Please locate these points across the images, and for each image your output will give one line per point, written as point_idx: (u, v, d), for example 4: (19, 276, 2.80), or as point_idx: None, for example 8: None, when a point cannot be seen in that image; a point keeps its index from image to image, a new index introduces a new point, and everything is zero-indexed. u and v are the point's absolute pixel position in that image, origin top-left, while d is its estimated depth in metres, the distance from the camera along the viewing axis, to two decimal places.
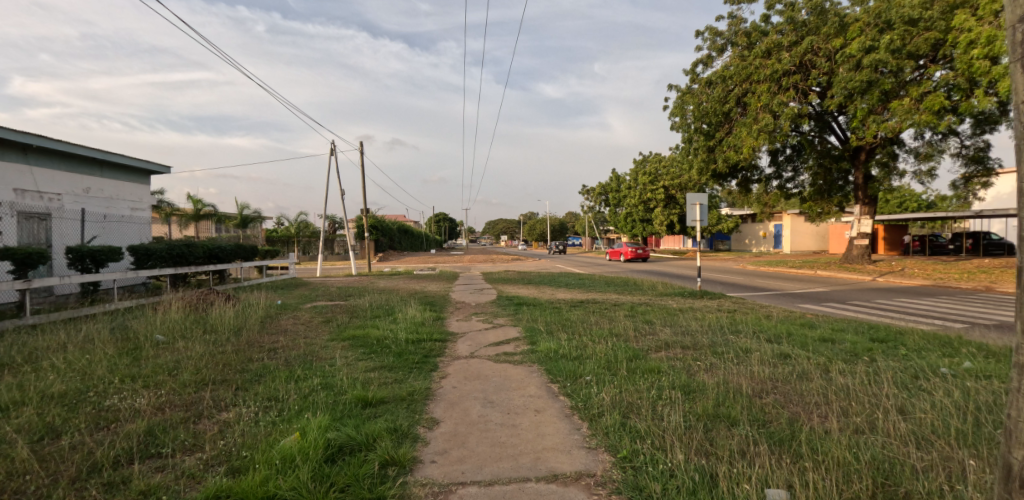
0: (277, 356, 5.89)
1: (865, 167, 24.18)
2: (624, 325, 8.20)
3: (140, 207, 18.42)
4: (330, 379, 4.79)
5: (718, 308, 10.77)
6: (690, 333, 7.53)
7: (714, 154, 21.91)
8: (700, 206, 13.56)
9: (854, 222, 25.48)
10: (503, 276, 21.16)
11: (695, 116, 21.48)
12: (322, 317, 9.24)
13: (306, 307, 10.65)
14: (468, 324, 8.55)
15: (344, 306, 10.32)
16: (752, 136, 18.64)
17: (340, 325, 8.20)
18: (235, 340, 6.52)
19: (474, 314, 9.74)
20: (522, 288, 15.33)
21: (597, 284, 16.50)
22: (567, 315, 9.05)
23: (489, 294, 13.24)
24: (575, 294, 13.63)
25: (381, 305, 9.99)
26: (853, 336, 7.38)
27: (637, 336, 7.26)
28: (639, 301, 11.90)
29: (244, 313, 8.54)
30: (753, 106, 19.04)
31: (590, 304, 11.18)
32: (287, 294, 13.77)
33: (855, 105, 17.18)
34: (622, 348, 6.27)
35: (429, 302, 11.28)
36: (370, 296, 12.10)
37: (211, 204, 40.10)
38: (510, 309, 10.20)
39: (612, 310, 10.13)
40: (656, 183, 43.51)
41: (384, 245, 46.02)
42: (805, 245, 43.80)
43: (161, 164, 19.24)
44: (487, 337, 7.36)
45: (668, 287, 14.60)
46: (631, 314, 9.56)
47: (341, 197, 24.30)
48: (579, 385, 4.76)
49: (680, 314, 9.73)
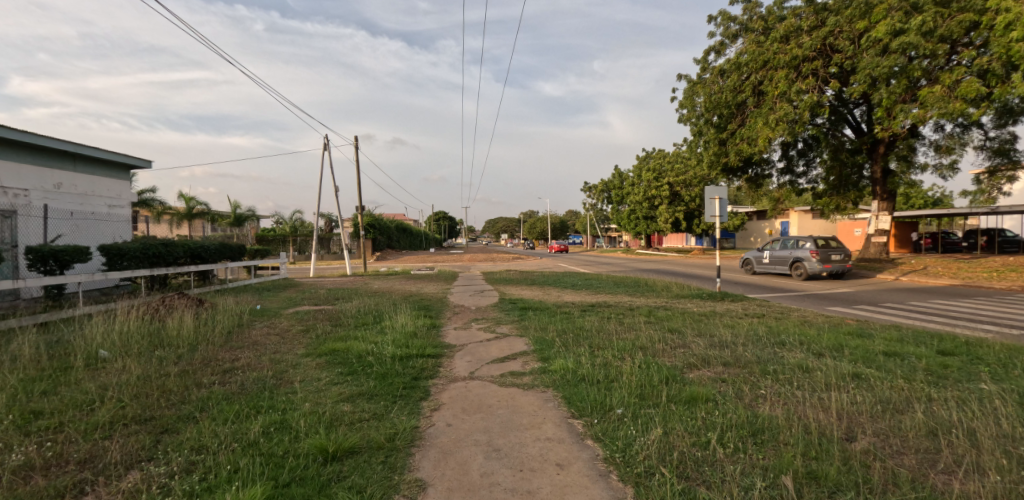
0: (232, 379, 4.80)
1: (883, 160, 23.05)
2: (647, 335, 7.08)
3: (119, 204, 17.27)
4: (287, 416, 3.71)
5: (745, 313, 9.67)
6: (727, 345, 6.41)
7: (726, 148, 20.81)
8: (719, 201, 12.40)
9: (871, 218, 24.36)
10: (505, 276, 20.05)
11: (707, 106, 20.36)
12: (301, 325, 8.15)
13: (287, 314, 9.53)
14: (466, 334, 7.44)
15: (328, 312, 9.24)
16: (769, 127, 17.49)
17: (320, 335, 7.13)
18: (187, 358, 5.47)
19: (474, 321, 8.64)
20: (526, 289, 14.22)
21: (606, 285, 15.38)
22: (579, 323, 7.93)
23: (490, 296, 12.12)
24: (584, 297, 12.50)
25: (369, 311, 8.89)
26: (917, 349, 6.33)
27: (666, 350, 6.17)
28: (656, 304, 10.78)
29: (211, 322, 7.44)
30: (770, 94, 17.88)
31: (603, 308, 10.06)
32: (270, 297, 12.65)
33: (879, 93, 16.02)
34: (654, 368, 5.17)
35: (424, 306, 10.16)
36: (360, 300, 11.00)
37: (204, 202, 38.92)
38: (514, 315, 9.08)
39: (630, 316, 9.00)
40: (661, 179, 42.35)
41: (382, 243, 44.83)
42: (813, 242, 42.71)
43: (143, 159, 18.14)
44: (491, 351, 6.26)
45: (683, 288, 13.50)
46: (652, 322, 8.46)
47: (335, 194, 23.18)
48: (611, 424, 3.67)
49: (706, 321, 8.59)
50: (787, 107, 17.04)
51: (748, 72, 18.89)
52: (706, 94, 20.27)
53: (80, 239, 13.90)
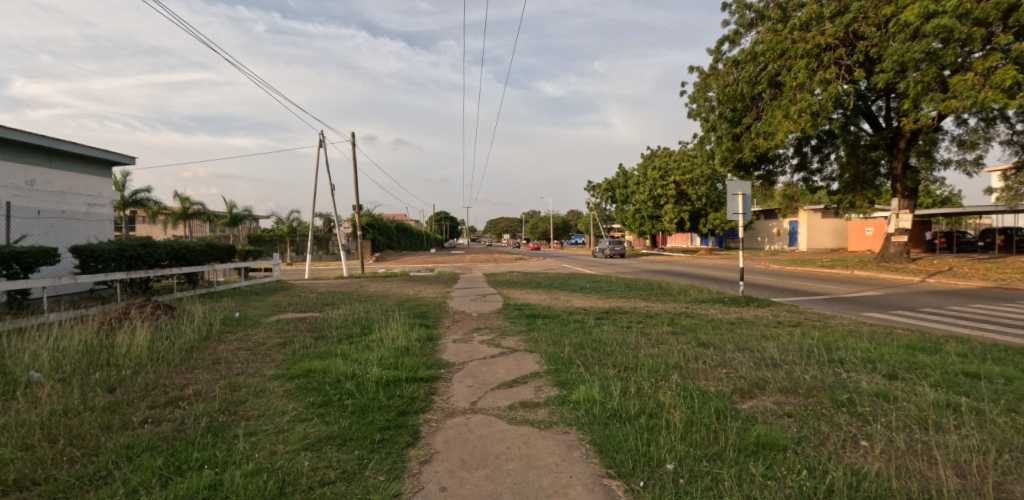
0: (171, 415, 3.84)
1: (904, 156, 21.97)
2: (679, 351, 6.05)
3: (100, 202, 16.31)
4: (222, 481, 2.78)
5: (780, 323, 8.63)
6: (777, 365, 5.40)
7: (741, 142, 19.79)
8: (743, 197, 11.35)
9: (891, 216, 23.20)
10: (508, 278, 19.06)
11: (721, 99, 19.34)
12: (280, 336, 7.17)
13: (268, 322, 8.55)
14: (468, 348, 6.43)
15: (313, 320, 8.27)
16: (788, 120, 16.47)
17: (297, 350, 6.17)
18: (129, 385, 4.54)
19: (476, 332, 7.63)
20: (532, 293, 13.23)
21: (617, 288, 14.36)
22: (596, 335, 6.92)
23: (494, 301, 11.12)
24: (595, 302, 11.50)
25: (358, 319, 7.91)
26: (1001, 369, 5.34)
27: (706, 372, 5.17)
28: (678, 311, 9.76)
29: (174, 335, 6.48)
30: (788, 86, 16.84)
31: (621, 315, 9.05)
32: (255, 304, 11.68)
33: (907, 83, 15.00)
34: (701, 400, 4.17)
35: (420, 314, 9.18)
36: (351, 306, 10.05)
37: (199, 202, 37.96)
38: (522, 324, 8.08)
39: (651, 325, 7.99)
40: (667, 178, 41.27)
41: (382, 244, 43.81)
42: (823, 242, 41.64)
43: (126, 155, 17.18)
44: (497, 371, 5.26)
45: (702, 292, 12.48)
46: (679, 332, 7.43)
47: (331, 192, 22.21)
48: (661, 493, 2.71)
49: (739, 332, 7.55)
50: (807, 98, 16.01)
51: (764, 62, 17.83)
52: (719, 86, 19.28)
53: (52, 240, 12.94)
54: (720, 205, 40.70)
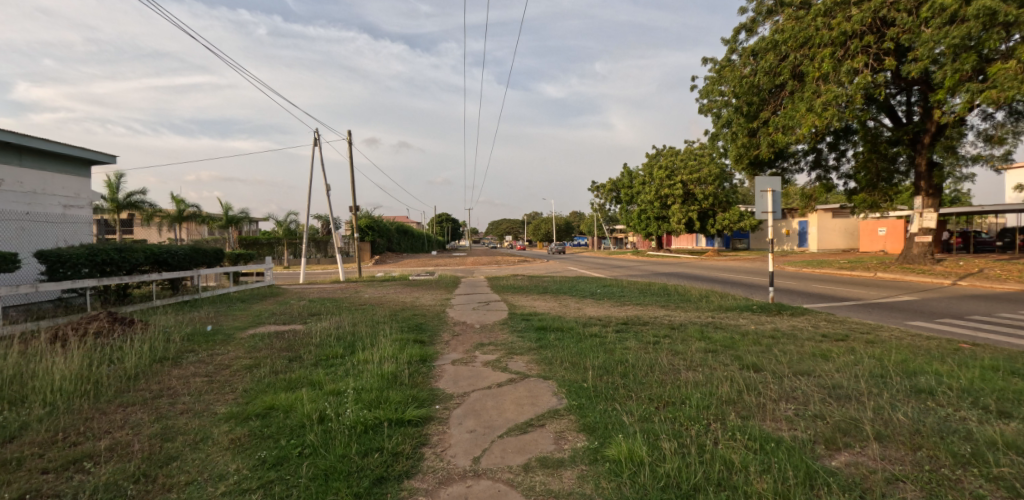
0: (61, 491, 2.85)
1: (928, 153, 20.77)
2: (724, 379, 5.00)
3: (78, 204, 15.36)
4: None
5: (826, 338, 7.54)
6: (856, 400, 4.35)
7: (758, 138, 18.72)
8: (773, 194, 10.28)
9: (913, 215, 21.98)
10: (512, 282, 17.99)
11: (737, 91, 18.31)
12: (248, 357, 6.13)
13: (242, 337, 7.51)
14: (468, 373, 5.35)
15: (293, 335, 7.28)
16: (811, 114, 15.38)
17: (263, 377, 5.17)
18: (29, 436, 3.56)
19: (479, 349, 6.58)
20: (538, 300, 12.15)
21: (630, 293, 13.26)
22: (621, 355, 5.83)
23: (497, 310, 10.04)
24: (609, 310, 10.40)
25: (343, 335, 6.88)
26: None
27: (768, 411, 4.11)
28: (705, 322, 8.67)
29: (119, 357, 5.48)
30: (811, 76, 15.77)
31: (642, 328, 7.95)
32: (236, 314, 10.63)
33: (943, 72, 13.90)
34: (781, 460, 3.13)
35: (416, 326, 8.16)
36: (339, 316, 9.03)
37: (194, 204, 37.02)
38: (532, 340, 7.03)
39: (681, 341, 6.90)
40: (673, 177, 40.16)
41: (381, 246, 42.79)
42: (834, 243, 40.45)
43: (108, 154, 16.23)
44: (505, 408, 4.22)
45: (725, 298, 11.38)
46: (716, 351, 6.35)
47: (326, 193, 21.20)
48: None
49: (788, 351, 6.41)
50: (832, 89, 14.92)
51: (785, 52, 16.76)
52: (734, 79, 18.27)
53: (19, 244, 11.98)
54: (729, 206, 39.58)
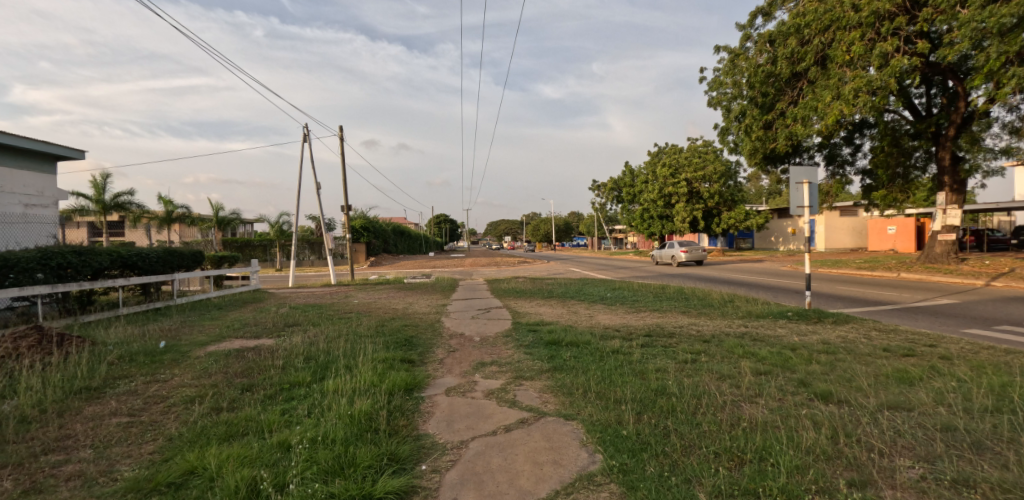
0: None
1: (952, 146, 19.64)
2: (803, 421, 3.81)
3: (42, 203, 14.09)
4: None
5: (888, 355, 6.37)
6: (999, 456, 3.18)
7: (774, 130, 17.54)
8: (810, 187, 9.11)
9: (936, 212, 20.83)
10: (513, 285, 16.80)
11: (752, 81, 17.11)
12: (193, 385, 4.96)
13: (198, 356, 6.32)
14: (467, 409, 4.15)
15: (257, 354, 6.10)
16: (837, 102, 14.25)
17: (199, 417, 4.00)
18: None
19: (481, 372, 5.43)
20: (545, 306, 10.96)
21: (644, 298, 12.07)
22: (659, 383, 4.63)
23: (499, 319, 8.85)
24: (626, 318, 9.23)
25: (316, 354, 5.70)
26: None
27: (885, 477, 2.95)
28: (742, 335, 7.50)
29: (17, 394, 4.31)
30: (837, 62, 14.61)
31: (672, 343, 6.77)
32: (205, 324, 9.41)
33: (984, 55, 12.79)
34: None
35: (406, 340, 6.99)
36: (317, 328, 7.85)
37: (184, 204, 35.68)
38: (543, 359, 5.85)
39: (723, 360, 5.74)
40: (678, 175, 38.94)
41: (377, 248, 41.54)
42: (841, 242, 39.39)
43: (76, 149, 14.97)
44: (518, 470, 3.03)
45: (752, 304, 10.21)
46: (772, 375, 5.16)
47: (315, 191, 19.99)
48: None
49: (858, 376, 5.24)
50: (860, 75, 13.89)
51: (807, 36, 15.52)
52: (750, 68, 17.09)
53: None
54: (734, 204, 38.42)
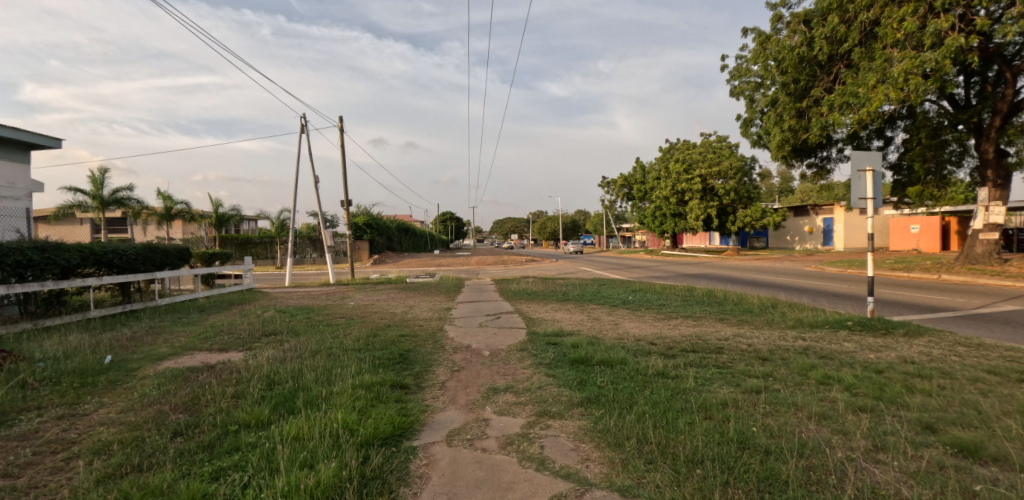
0: None
1: (997, 138, 18.19)
2: None
3: (14, 195, 12.99)
4: None
5: (1000, 380, 5.09)
6: None
7: (806, 119, 16.23)
8: (874, 175, 7.82)
9: (977, 209, 19.37)
10: (523, 286, 15.52)
11: (784, 65, 15.82)
12: (113, 424, 3.79)
13: (143, 377, 5.15)
14: (477, 471, 2.94)
15: (215, 375, 4.93)
16: (884, 86, 12.99)
17: (89, 487, 2.81)
18: None
19: (495, 405, 4.22)
20: (561, 310, 9.73)
21: (671, 301, 10.80)
22: (736, 430, 3.42)
23: (510, 327, 7.61)
24: (657, 327, 8.00)
25: (283, 380, 4.50)
26: None
27: None
28: (806, 352, 6.19)
29: None
30: (884, 41, 13.32)
31: (728, 363, 5.50)
32: (176, 329, 8.24)
33: None
34: None
35: (401, 355, 5.78)
36: (299, 338, 6.65)
37: (183, 201, 34.67)
38: (574, 385, 4.61)
39: (803, 392, 4.49)
40: (691, 171, 37.46)
41: (380, 245, 40.40)
42: (861, 241, 37.77)
43: (53, 138, 13.87)
44: None
45: (799, 311, 8.88)
46: (878, 415, 3.91)
47: (313, 185, 18.85)
48: None
49: (991, 416, 3.97)
50: (911, 55, 12.57)
51: (850, 12, 14.18)
52: (782, 51, 15.77)
53: None
54: (750, 201, 36.96)
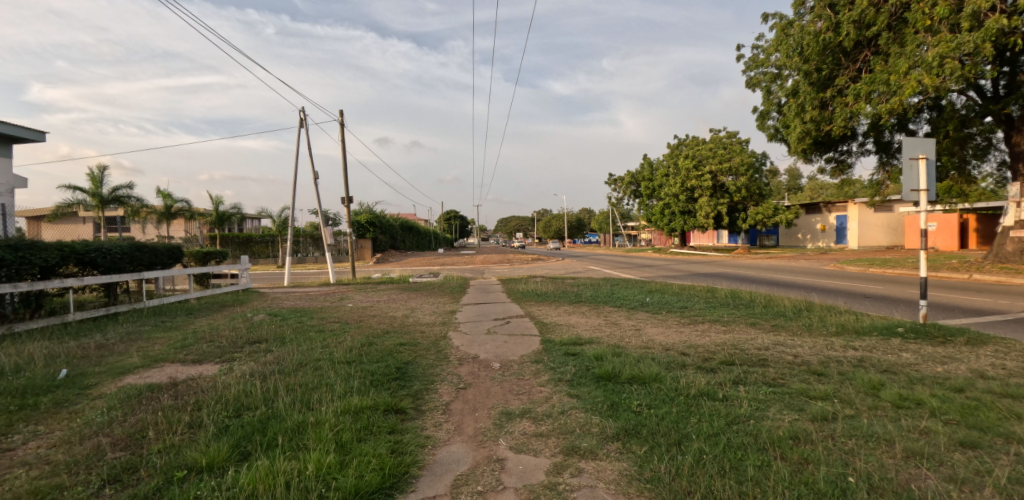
0: None
1: None
2: None
3: None
4: None
5: None
6: None
7: (830, 110, 15.36)
8: (929, 164, 6.99)
9: (1008, 205, 18.36)
10: (531, 286, 14.72)
11: (806, 52, 14.94)
12: (37, 465, 3.05)
13: (97, 397, 4.40)
14: None
15: (176, 395, 4.16)
16: (916, 73, 12.10)
17: None
18: None
19: (509, 438, 3.45)
20: (574, 314, 8.96)
21: (693, 303, 10.00)
22: (827, 483, 2.63)
23: (522, 334, 6.81)
24: (683, 333, 7.20)
25: (253, 405, 3.74)
26: None
27: None
28: (863, 366, 5.37)
29: None
30: (917, 25, 12.43)
31: (780, 379, 4.70)
32: (153, 336, 7.50)
33: None
34: None
35: (398, 370, 5.00)
36: (285, 347, 5.89)
37: (184, 198, 34.06)
38: (605, 411, 3.80)
39: (883, 420, 3.71)
40: (701, 168, 36.54)
41: (384, 244, 39.67)
42: (876, 239, 36.74)
43: (37, 132, 13.18)
44: None
45: (838, 315, 8.06)
46: (994, 457, 3.09)
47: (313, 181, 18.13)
48: None
49: None
50: (947, 39, 11.69)
51: None
52: (804, 37, 14.87)
53: None
54: (761, 198, 36.04)
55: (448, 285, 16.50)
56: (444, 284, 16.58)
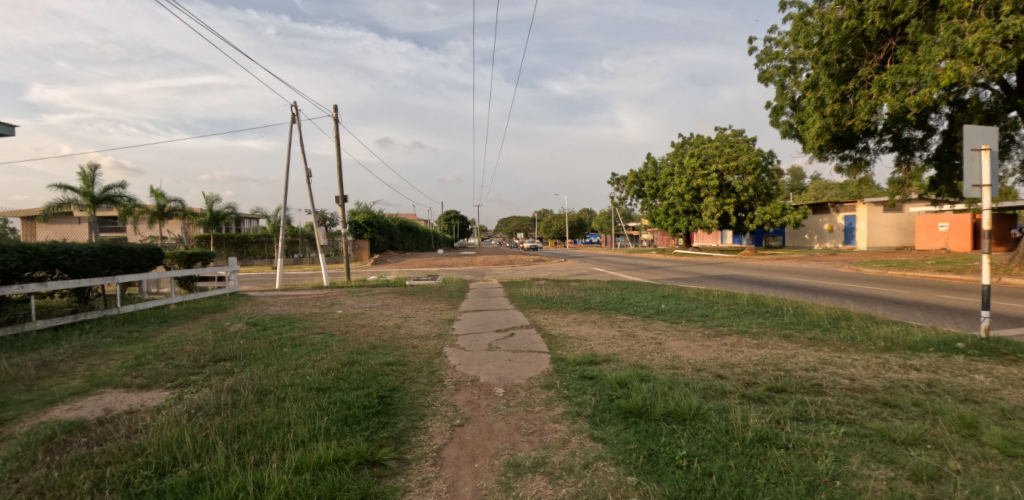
0: None
1: None
2: None
3: None
4: None
5: None
6: None
7: (852, 104, 14.48)
8: (992, 156, 6.12)
9: None
10: (534, 290, 13.84)
11: (827, 42, 14.04)
12: None
13: (3, 438, 3.51)
14: None
15: (94, 440, 3.26)
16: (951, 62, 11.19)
17: None
18: None
19: None
20: (584, 324, 8.07)
21: (714, 311, 9.12)
22: None
23: (529, 350, 5.91)
24: (711, 347, 6.31)
25: (183, 460, 2.85)
26: None
27: None
28: (936, 394, 4.51)
29: None
30: (950, 10, 11.54)
31: (847, 415, 3.83)
32: (111, 350, 6.60)
33: None
34: None
35: (380, 400, 4.10)
36: (250, 368, 4.99)
37: (177, 198, 33.14)
38: (644, 467, 2.92)
39: (1005, 480, 2.85)
40: (707, 167, 35.66)
41: (382, 245, 38.83)
42: (885, 240, 35.87)
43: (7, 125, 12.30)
44: None
45: (881, 327, 7.17)
46: None
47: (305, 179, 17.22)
48: None
49: None
50: (986, 24, 10.79)
51: None
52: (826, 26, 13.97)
53: None
54: (769, 198, 35.15)
55: (446, 287, 15.62)
56: (442, 287, 15.68)
